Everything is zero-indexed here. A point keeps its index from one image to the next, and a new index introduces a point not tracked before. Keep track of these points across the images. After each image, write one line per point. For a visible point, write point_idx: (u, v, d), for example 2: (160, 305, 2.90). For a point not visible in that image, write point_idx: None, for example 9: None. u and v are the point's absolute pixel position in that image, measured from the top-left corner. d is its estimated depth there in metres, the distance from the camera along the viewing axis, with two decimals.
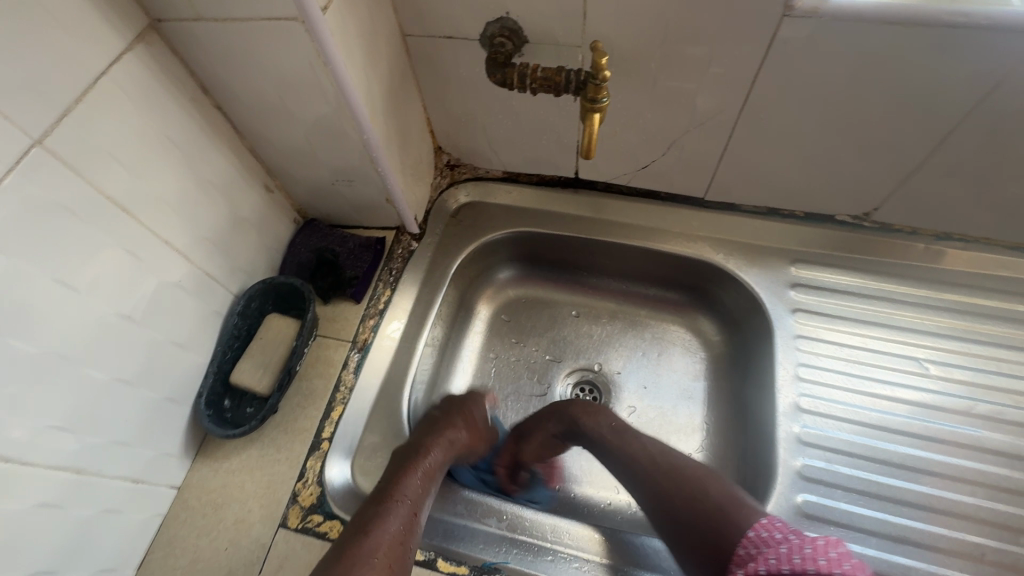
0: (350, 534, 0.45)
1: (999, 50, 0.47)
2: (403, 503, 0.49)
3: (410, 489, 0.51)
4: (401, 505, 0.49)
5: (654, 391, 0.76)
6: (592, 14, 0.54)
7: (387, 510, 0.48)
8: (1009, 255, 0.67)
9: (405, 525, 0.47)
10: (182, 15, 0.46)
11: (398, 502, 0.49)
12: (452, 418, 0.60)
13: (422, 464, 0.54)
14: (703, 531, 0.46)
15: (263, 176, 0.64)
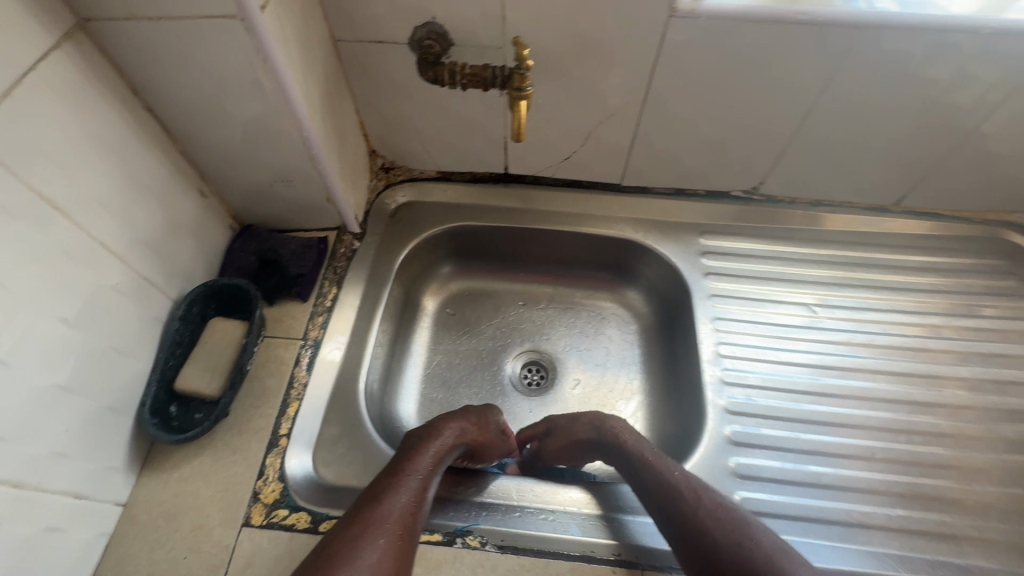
0: (364, 500, 0.47)
1: (831, 42, 0.59)
2: (414, 479, 0.50)
3: (420, 467, 0.52)
4: (411, 478, 0.50)
5: (597, 365, 0.82)
6: (509, 18, 0.61)
7: (398, 485, 0.49)
8: (863, 214, 0.82)
9: (414, 499, 0.48)
10: (114, 15, 0.47)
11: (408, 476, 0.50)
12: (464, 411, 0.60)
13: (433, 443, 0.55)
14: (720, 568, 0.44)
15: (196, 181, 0.64)
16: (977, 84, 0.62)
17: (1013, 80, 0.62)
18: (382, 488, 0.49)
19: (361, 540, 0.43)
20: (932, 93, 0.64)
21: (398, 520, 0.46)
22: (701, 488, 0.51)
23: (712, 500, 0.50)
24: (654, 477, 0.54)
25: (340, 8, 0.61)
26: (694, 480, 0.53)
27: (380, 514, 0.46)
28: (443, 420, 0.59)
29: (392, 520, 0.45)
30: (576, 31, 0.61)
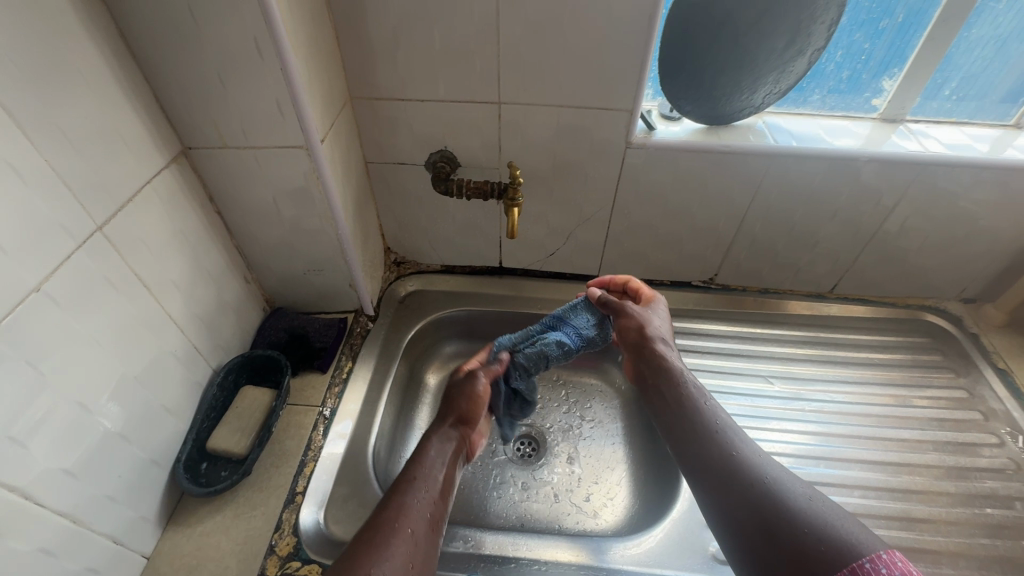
0: (367, 526, 0.50)
1: (750, 166, 0.78)
2: (426, 484, 0.56)
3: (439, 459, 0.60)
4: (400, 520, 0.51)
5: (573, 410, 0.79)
6: (504, 148, 0.79)
7: (414, 487, 0.55)
8: (805, 300, 0.97)
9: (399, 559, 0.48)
10: (211, 145, 0.63)
11: (401, 523, 0.51)
12: (420, 445, 0.61)
13: (412, 484, 0.55)
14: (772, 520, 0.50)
15: (243, 270, 0.77)
16: (869, 194, 0.80)
17: (899, 191, 0.79)
18: (417, 508, 0.53)
19: (384, 553, 0.47)
20: (837, 203, 0.82)
21: (425, 518, 0.53)
22: (755, 455, 0.57)
23: (749, 460, 0.56)
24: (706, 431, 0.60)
25: (374, 140, 0.80)
26: (731, 444, 0.58)
27: (396, 522, 0.50)
28: (415, 454, 0.60)
29: (416, 525, 0.51)
30: (556, 158, 0.79)
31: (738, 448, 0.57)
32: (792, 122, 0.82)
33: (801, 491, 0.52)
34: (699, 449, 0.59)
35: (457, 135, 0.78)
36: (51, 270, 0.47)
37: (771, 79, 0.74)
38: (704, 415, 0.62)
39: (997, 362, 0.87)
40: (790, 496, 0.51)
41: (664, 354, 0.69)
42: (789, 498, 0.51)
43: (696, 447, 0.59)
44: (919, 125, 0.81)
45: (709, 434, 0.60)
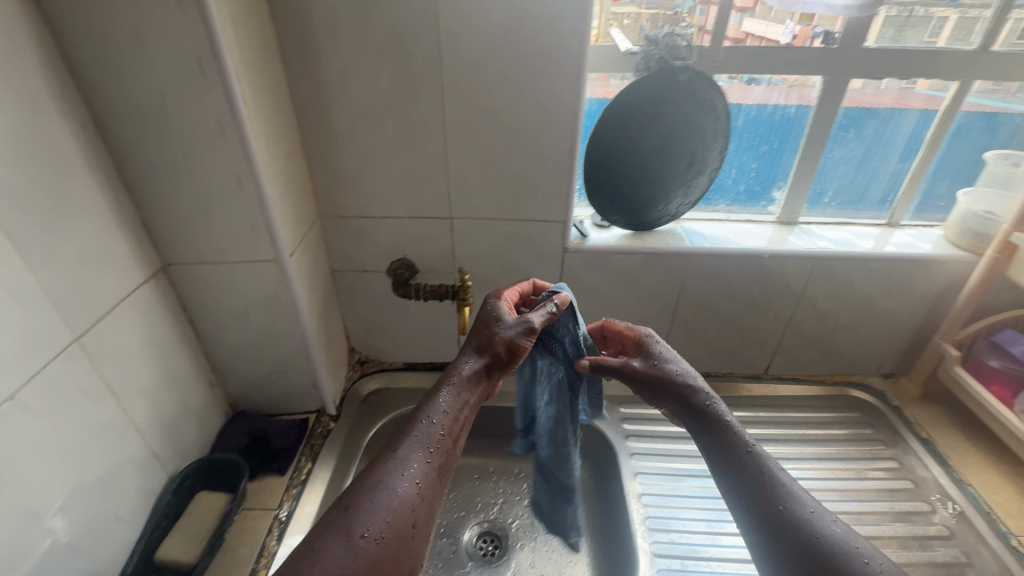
0: (366, 481, 0.55)
1: (672, 264, 0.89)
2: (432, 435, 0.59)
3: (455, 401, 0.62)
4: (398, 477, 0.55)
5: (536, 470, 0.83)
6: (457, 255, 0.89)
7: (415, 439, 0.58)
8: (744, 381, 1.04)
9: (391, 515, 0.52)
10: (189, 261, 0.70)
11: (397, 479, 0.55)
12: (440, 387, 0.63)
13: (419, 432, 0.59)
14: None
15: (209, 375, 0.81)
16: (779, 284, 0.92)
17: (803, 280, 0.91)
18: (418, 463, 0.57)
19: (372, 511, 0.52)
20: (754, 292, 0.93)
21: (426, 465, 0.57)
22: (805, 509, 0.55)
23: (803, 511, 0.55)
24: (754, 471, 0.58)
25: (340, 252, 0.89)
26: (777, 499, 0.56)
27: (390, 478, 0.55)
28: (429, 399, 0.62)
29: (416, 476, 0.56)
30: (503, 262, 0.89)
31: (784, 503, 0.55)
32: (704, 226, 0.95)
33: (858, 552, 0.52)
34: (746, 491, 0.57)
35: (415, 245, 0.88)
36: (27, 379, 0.51)
37: (680, 192, 0.88)
38: (749, 464, 0.59)
39: (919, 432, 0.94)
40: (846, 555, 0.51)
41: (697, 398, 0.64)
42: (846, 560, 0.51)
43: (744, 486, 0.58)
44: (810, 225, 0.96)
45: (757, 490, 0.57)
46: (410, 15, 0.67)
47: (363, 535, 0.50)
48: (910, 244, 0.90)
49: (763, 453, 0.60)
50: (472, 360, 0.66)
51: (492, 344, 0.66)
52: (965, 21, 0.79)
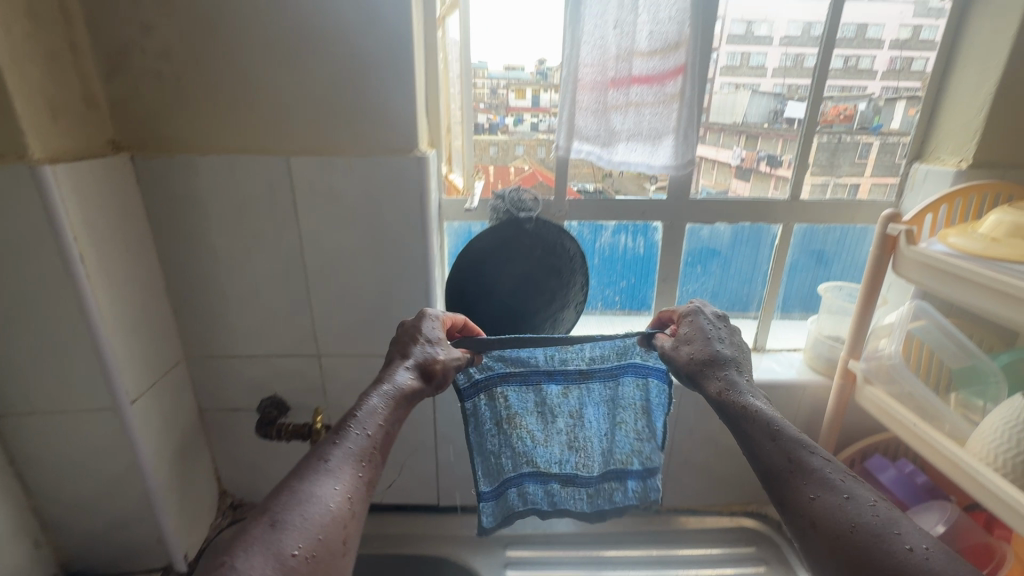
0: (292, 492, 0.45)
1: None
2: (365, 444, 0.51)
3: (392, 413, 0.55)
4: (331, 487, 0.46)
5: (541, 498, 0.84)
6: (328, 393, 0.89)
7: (343, 449, 0.50)
8: (639, 514, 1.00)
9: (319, 532, 0.43)
10: (20, 412, 0.69)
11: (326, 492, 0.46)
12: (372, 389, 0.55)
13: (351, 438, 0.51)
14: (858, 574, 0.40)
15: (35, 533, 0.75)
16: None
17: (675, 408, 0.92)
18: (351, 474, 0.48)
19: (302, 526, 0.43)
20: None
21: (356, 477, 0.48)
22: (836, 494, 0.44)
23: (834, 494, 0.44)
24: (773, 448, 0.49)
25: (209, 391, 0.88)
26: (810, 485, 0.46)
27: (319, 491, 0.45)
28: (363, 402, 0.54)
29: (349, 488, 0.47)
30: None
31: (816, 490, 0.45)
32: None
33: (899, 535, 0.40)
34: (770, 469, 0.49)
35: (284, 383, 0.88)
36: None
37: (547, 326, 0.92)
38: (775, 447, 0.49)
39: None
40: (887, 547, 0.40)
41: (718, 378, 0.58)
42: (882, 554, 0.40)
43: (768, 465, 0.49)
44: None
45: (788, 477, 0.47)
46: (265, 181, 0.75)
47: (295, 555, 0.41)
48: (771, 369, 0.94)
49: (797, 432, 0.50)
50: (413, 376, 0.59)
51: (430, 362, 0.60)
52: (889, 143, 0.87)
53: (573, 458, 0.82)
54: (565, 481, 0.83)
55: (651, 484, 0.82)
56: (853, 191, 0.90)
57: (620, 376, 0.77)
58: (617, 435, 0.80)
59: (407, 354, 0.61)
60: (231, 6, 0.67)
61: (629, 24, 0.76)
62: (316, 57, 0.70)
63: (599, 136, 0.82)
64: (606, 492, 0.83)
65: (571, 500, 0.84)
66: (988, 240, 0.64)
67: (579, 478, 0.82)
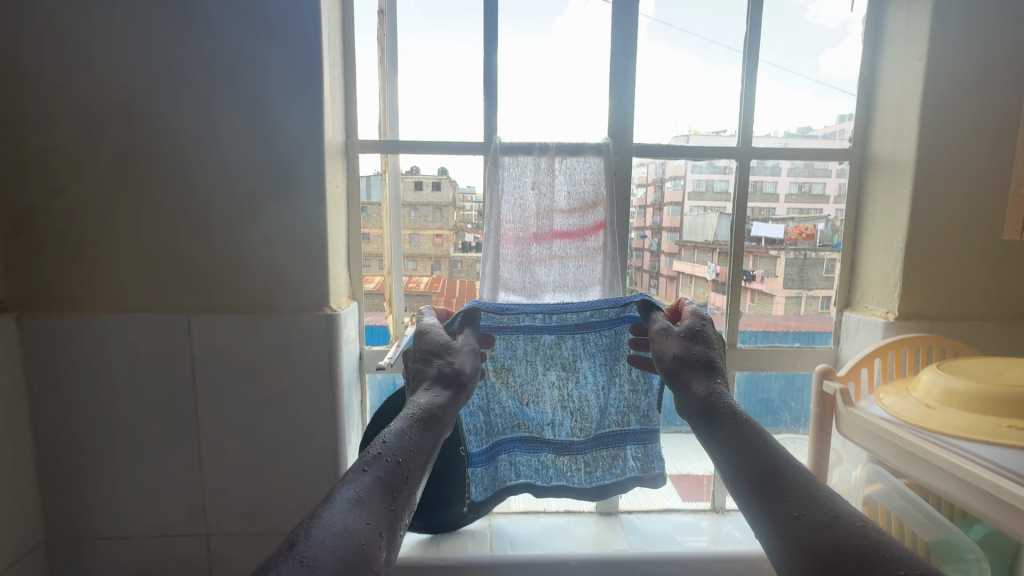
0: (324, 515, 0.33)
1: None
2: (400, 470, 0.40)
3: (422, 440, 0.44)
4: (364, 516, 0.35)
5: (531, 469, 0.75)
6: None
7: (370, 481, 0.38)
8: None
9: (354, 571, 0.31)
10: None
11: (361, 521, 0.34)
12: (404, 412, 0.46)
13: (386, 463, 0.40)
14: None
15: None
16: None
17: None
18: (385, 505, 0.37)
19: (335, 558, 0.31)
20: None
21: (389, 516, 0.37)
22: (819, 509, 0.34)
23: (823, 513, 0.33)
24: (754, 454, 0.40)
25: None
26: (790, 501, 0.35)
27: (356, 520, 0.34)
28: (394, 424, 0.44)
29: (382, 525, 0.36)
30: None
31: (800, 506, 0.35)
32: (518, 522, 0.91)
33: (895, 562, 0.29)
34: (749, 475, 0.39)
35: (164, 566, 0.76)
36: None
37: None
38: (754, 455, 0.39)
39: None
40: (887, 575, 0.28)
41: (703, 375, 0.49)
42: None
43: (747, 470, 0.39)
44: (630, 515, 0.93)
45: (765, 490, 0.37)
46: (162, 341, 0.70)
47: None
48: (731, 537, 0.86)
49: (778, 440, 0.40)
50: (440, 399, 0.49)
51: (458, 379, 0.52)
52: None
53: (568, 421, 0.74)
54: (558, 450, 0.74)
55: (653, 451, 0.70)
56: (827, 303, 0.87)
57: (616, 325, 0.69)
58: (612, 388, 0.72)
59: (421, 376, 0.52)
60: (144, 172, 0.67)
61: (546, 185, 0.78)
62: (225, 219, 0.68)
63: (526, 288, 0.80)
64: (603, 458, 0.73)
65: (568, 471, 0.74)
66: (924, 407, 0.59)
67: (574, 445, 0.73)
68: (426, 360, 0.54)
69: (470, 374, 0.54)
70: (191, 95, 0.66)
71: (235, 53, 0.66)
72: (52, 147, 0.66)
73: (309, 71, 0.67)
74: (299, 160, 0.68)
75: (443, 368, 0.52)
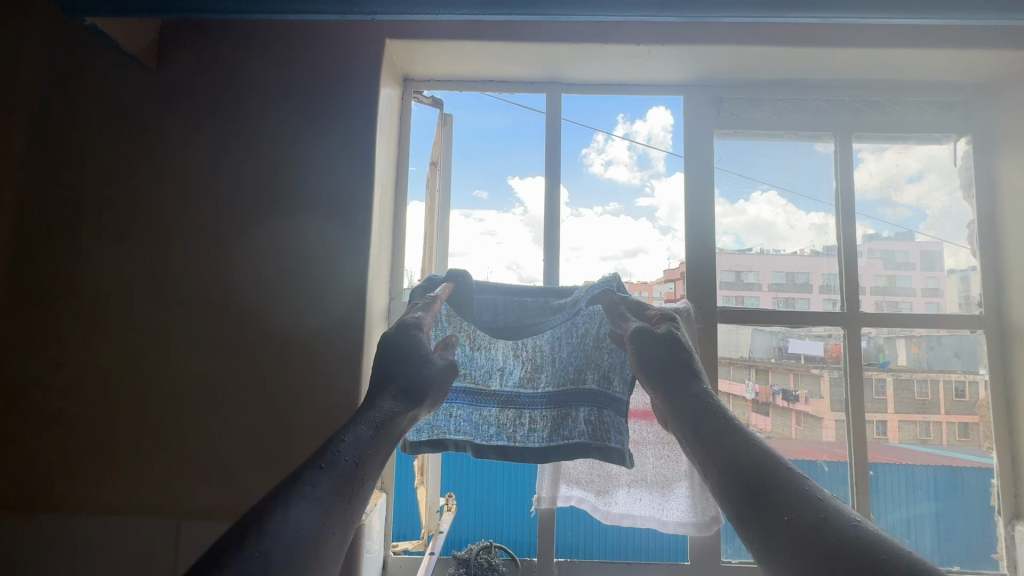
0: (250, 538, 0.23)
1: None
2: (364, 468, 0.30)
3: (382, 440, 0.32)
4: (306, 533, 0.25)
5: (471, 425, 0.58)
6: None
7: (324, 482, 0.27)
8: None
9: None
10: None
11: (300, 540, 0.24)
12: (370, 396, 0.34)
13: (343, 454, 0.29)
14: None
15: None
16: None
17: None
18: (334, 509, 0.27)
19: None
20: None
21: (336, 533, 0.27)
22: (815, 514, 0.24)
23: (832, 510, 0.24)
24: (743, 455, 0.29)
25: None
26: (775, 507, 0.25)
27: (299, 538, 0.24)
28: (360, 410, 0.33)
29: (328, 554, 0.26)
30: None
31: (789, 509, 0.25)
32: None
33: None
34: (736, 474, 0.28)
35: None
36: None
37: None
38: (749, 460, 0.28)
39: None
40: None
41: (694, 368, 0.36)
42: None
43: (736, 474, 0.28)
44: None
45: (752, 506, 0.26)
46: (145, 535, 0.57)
47: None
48: None
49: (771, 446, 0.29)
50: (411, 393, 0.35)
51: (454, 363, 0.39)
52: (905, 380, 0.69)
53: (517, 371, 0.59)
54: (504, 404, 0.59)
55: (609, 417, 0.56)
56: (881, 428, 0.69)
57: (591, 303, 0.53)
58: (572, 342, 0.59)
59: (381, 357, 0.37)
60: (165, 330, 0.60)
61: None
62: (244, 388, 0.58)
63: (593, 481, 0.64)
64: (555, 420, 0.57)
65: (511, 429, 0.58)
66: None
67: (522, 400, 0.59)
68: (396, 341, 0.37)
69: (452, 367, 0.39)
70: (227, 246, 0.61)
71: (277, 212, 0.61)
72: (70, 303, 0.60)
73: (355, 229, 0.60)
74: (338, 323, 0.59)
75: (415, 362, 0.36)
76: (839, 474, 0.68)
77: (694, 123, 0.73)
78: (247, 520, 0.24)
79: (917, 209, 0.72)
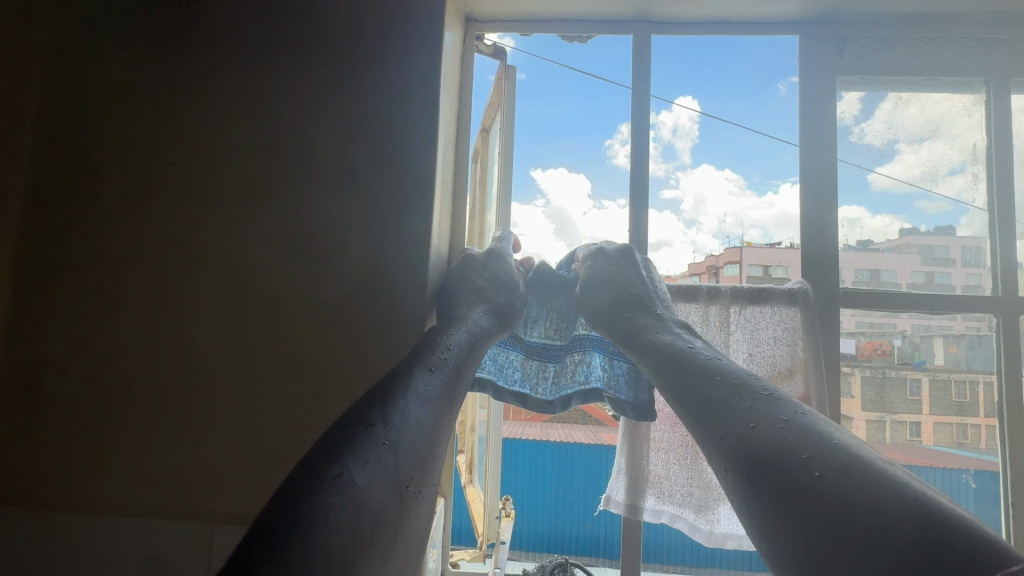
0: (379, 400, 0.31)
1: None
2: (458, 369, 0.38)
3: (469, 351, 0.41)
4: (426, 404, 0.33)
5: (496, 365, 0.54)
6: None
7: (435, 381, 0.35)
8: None
9: (414, 464, 0.29)
10: None
11: (422, 409, 0.32)
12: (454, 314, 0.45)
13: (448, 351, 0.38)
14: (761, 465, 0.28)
15: None
16: None
17: None
18: (440, 394, 0.35)
19: (395, 450, 0.28)
20: None
21: (445, 413, 0.34)
22: (771, 424, 0.30)
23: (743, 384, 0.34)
24: (678, 351, 0.38)
25: None
26: (716, 395, 0.33)
27: (419, 408, 0.32)
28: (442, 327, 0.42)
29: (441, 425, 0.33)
30: None
31: (715, 391, 0.34)
32: None
33: (791, 427, 0.29)
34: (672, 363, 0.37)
35: None
36: None
37: None
38: (682, 356, 0.37)
39: None
40: (791, 433, 0.29)
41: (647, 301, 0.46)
42: (789, 446, 0.28)
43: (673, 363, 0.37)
44: None
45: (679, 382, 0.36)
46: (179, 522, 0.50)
47: (396, 488, 0.27)
48: None
49: (716, 356, 0.38)
50: (494, 317, 0.47)
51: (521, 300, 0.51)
52: (941, 380, 0.59)
53: (542, 322, 0.56)
54: (529, 352, 0.55)
55: (621, 366, 0.53)
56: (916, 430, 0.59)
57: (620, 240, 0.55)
58: None
59: (461, 291, 0.49)
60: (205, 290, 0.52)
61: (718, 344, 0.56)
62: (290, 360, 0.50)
63: (690, 495, 0.53)
64: (570, 370, 0.54)
65: (535, 378, 0.54)
66: None
67: (547, 351, 0.55)
68: (490, 273, 0.50)
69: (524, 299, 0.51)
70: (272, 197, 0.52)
71: (327, 157, 0.52)
72: (106, 257, 0.54)
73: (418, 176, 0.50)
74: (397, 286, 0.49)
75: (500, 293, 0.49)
76: (988, 492, 0.57)
77: (812, 68, 0.61)
78: (380, 396, 0.31)
79: (962, 202, 0.59)
